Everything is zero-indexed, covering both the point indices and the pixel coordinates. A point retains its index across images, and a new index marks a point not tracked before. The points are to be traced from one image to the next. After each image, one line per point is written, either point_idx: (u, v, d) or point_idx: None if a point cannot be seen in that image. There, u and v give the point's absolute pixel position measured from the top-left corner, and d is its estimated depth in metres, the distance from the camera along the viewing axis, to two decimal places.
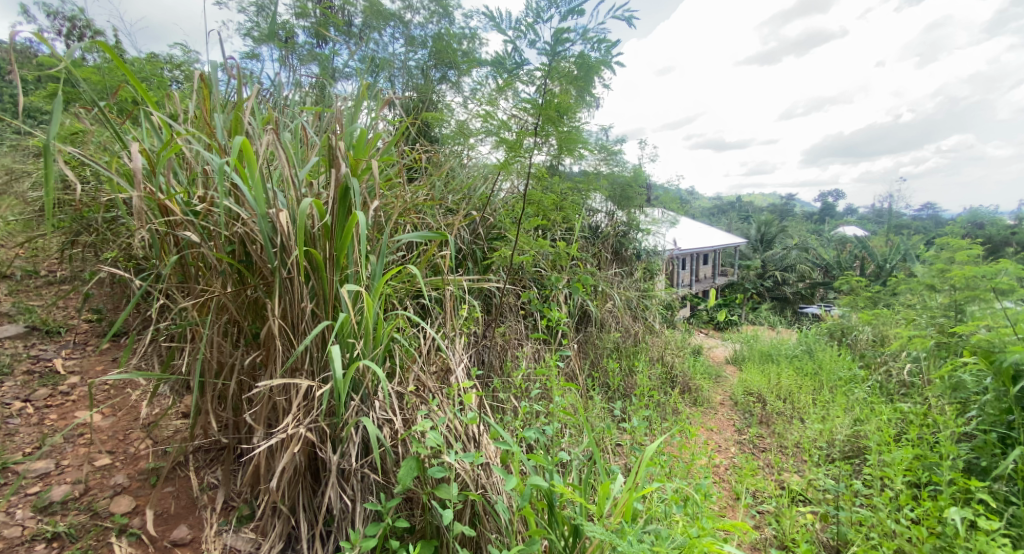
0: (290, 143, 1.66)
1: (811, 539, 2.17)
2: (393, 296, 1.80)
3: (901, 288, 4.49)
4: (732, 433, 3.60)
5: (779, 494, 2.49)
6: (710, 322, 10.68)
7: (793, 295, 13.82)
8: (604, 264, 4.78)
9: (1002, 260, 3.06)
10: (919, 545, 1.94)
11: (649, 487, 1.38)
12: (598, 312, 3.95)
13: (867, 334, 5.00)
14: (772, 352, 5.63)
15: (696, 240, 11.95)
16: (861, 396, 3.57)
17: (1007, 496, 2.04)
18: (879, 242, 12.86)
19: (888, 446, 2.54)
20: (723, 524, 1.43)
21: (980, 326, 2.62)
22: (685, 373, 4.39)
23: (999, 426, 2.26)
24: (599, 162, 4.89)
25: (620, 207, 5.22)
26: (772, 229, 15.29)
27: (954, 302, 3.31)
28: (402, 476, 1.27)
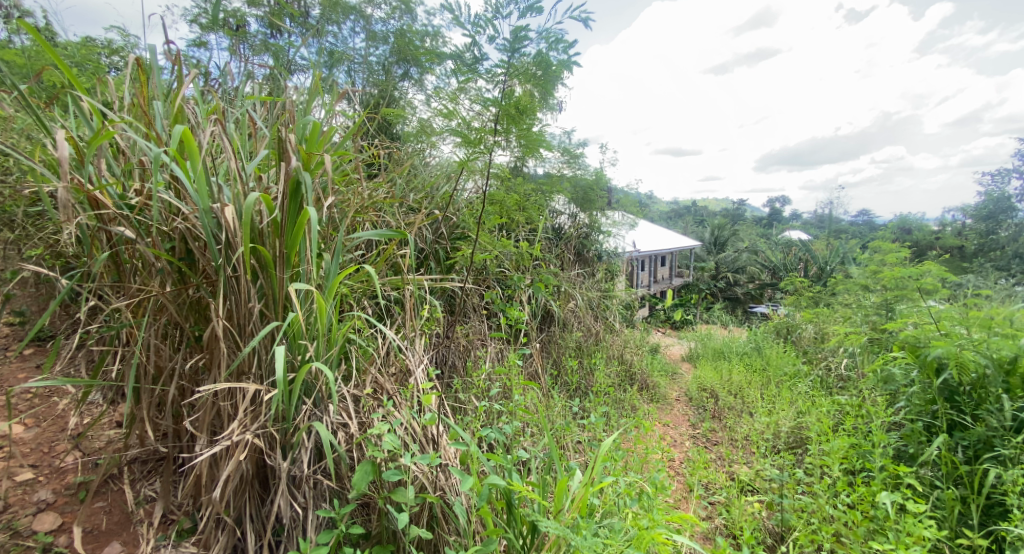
0: (237, 135, 1.58)
1: (759, 527, 2.29)
2: (350, 297, 1.75)
3: (839, 288, 4.81)
4: (687, 428, 3.74)
5: (729, 485, 2.62)
6: (667, 322, 11.08)
7: (744, 296, 14.52)
8: (567, 265, 4.84)
9: (925, 262, 3.33)
10: (853, 527, 2.08)
11: (605, 482, 1.41)
12: (560, 312, 4.00)
13: (810, 331, 5.33)
14: (724, 349, 5.89)
15: (654, 243, 12.32)
16: (804, 390, 3.80)
17: (931, 480, 2.21)
18: (820, 245, 13.72)
19: (827, 436, 2.71)
20: (674, 516, 1.47)
21: (908, 323, 2.85)
22: (644, 370, 4.52)
23: (924, 415, 2.45)
24: (563, 165, 5.19)
25: (582, 209, 5.30)
26: (724, 233, 16.02)
27: (885, 301, 3.57)
28: (357, 480, 1.23)
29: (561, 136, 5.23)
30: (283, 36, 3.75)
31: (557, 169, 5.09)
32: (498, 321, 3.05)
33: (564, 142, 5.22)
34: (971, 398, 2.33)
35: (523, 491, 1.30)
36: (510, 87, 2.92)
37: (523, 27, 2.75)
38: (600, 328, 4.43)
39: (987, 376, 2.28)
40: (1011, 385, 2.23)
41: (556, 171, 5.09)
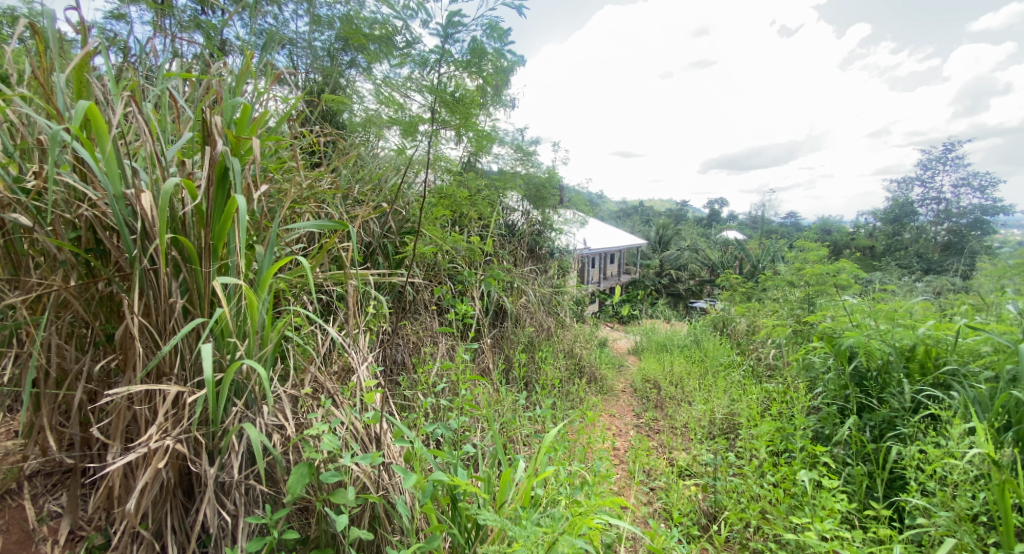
0: (156, 115, 1.45)
1: (694, 509, 2.42)
2: (287, 292, 1.66)
3: (768, 284, 5.17)
4: (632, 418, 3.89)
5: (669, 470, 2.76)
6: (615, 317, 11.49)
7: (686, 291, 15.25)
8: (519, 262, 4.87)
9: (841, 260, 3.65)
10: (777, 504, 2.24)
11: (547, 473, 1.44)
12: (512, 307, 4.03)
13: (743, 324, 5.70)
14: (666, 342, 6.16)
15: (603, 240, 12.67)
16: (737, 379, 4.06)
17: (844, 458, 2.43)
18: (754, 244, 14.69)
19: (756, 422, 2.91)
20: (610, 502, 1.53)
21: (826, 316, 3.11)
22: (593, 363, 4.65)
23: (838, 400, 2.69)
24: (516, 162, 5.21)
25: (535, 206, 5.34)
26: (668, 232, 16.79)
27: (807, 296, 3.88)
28: (292, 483, 1.17)
29: (513, 133, 5.24)
30: (216, 13, 3.49)
31: (509, 166, 5.10)
32: (447, 315, 3.02)
33: (517, 140, 5.24)
34: (876, 382, 2.60)
35: (466, 486, 1.30)
36: (446, 74, 2.98)
37: (456, 12, 2.79)
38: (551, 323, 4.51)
39: (890, 362, 2.54)
40: (910, 369, 2.49)
41: (509, 168, 5.09)
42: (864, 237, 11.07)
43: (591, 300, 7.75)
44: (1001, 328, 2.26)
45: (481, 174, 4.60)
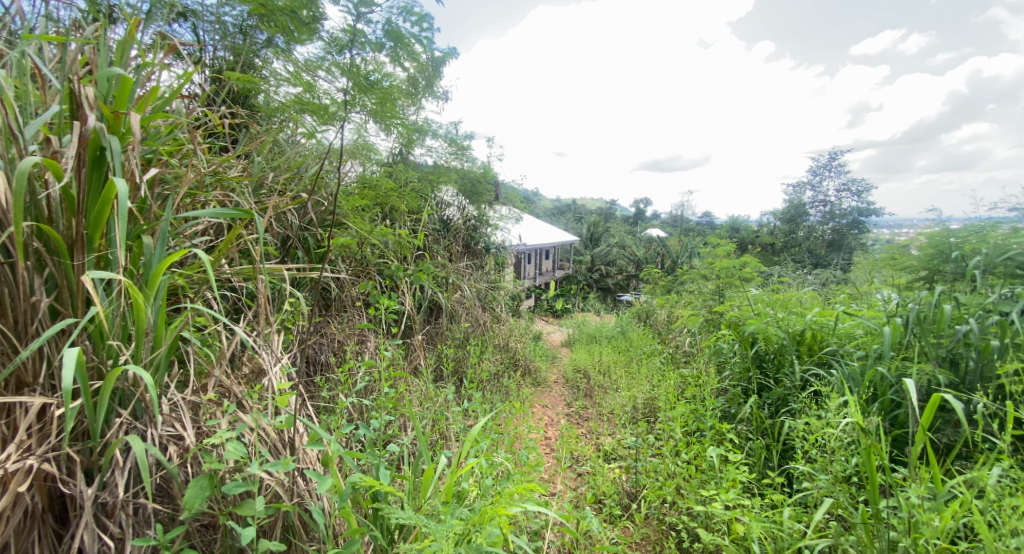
0: (12, 84, 1.25)
1: (618, 490, 2.57)
2: (186, 289, 1.51)
3: (686, 277, 5.55)
4: (563, 407, 4.02)
5: (595, 455, 2.90)
6: (549, 311, 11.85)
7: (614, 286, 15.98)
8: (455, 258, 4.83)
9: (745, 255, 4.03)
10: (690, 480, 2.42)
11: (470, 467, 1.44)
12: (445, 302, 3.99)
13: (663, 315, 6.10)
14: (596, 334, 6.42)
15: (538, 235, 12.91)
16: (657, 365, 4.35)
17: (746, 434, 2.69)
18: (674, 240, 15.75)
19: (673, 405, 3.14)
20: (516, 490, 1.52)
21: (733, 305, 3.42)
22: (527, 356, 4.73)
23: (742, 381, 2.98)
24: (450, 156, 5.08)
25: (470, 201, 5.26)
26: (599, 229, 17.55)
27: (718, 288, 4.23)
28: (188, 498, 1.07)
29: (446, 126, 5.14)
30: None
31: (442, 160, 5.00)
32: (369, 310, 2.88)
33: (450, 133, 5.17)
34: (772, 363, 2.90)
35: (385, 485, 1.26)
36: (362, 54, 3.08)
37: None
38: (489, 319, 4.58)
39: (784, 345, 2.84)
40: (800, 351, 2.79)
41: (442, 161, 4.99)
42: (766, 234, 12.29)
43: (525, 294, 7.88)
44: (870, 313, 2.61)
45: (412, 167, 4.48)
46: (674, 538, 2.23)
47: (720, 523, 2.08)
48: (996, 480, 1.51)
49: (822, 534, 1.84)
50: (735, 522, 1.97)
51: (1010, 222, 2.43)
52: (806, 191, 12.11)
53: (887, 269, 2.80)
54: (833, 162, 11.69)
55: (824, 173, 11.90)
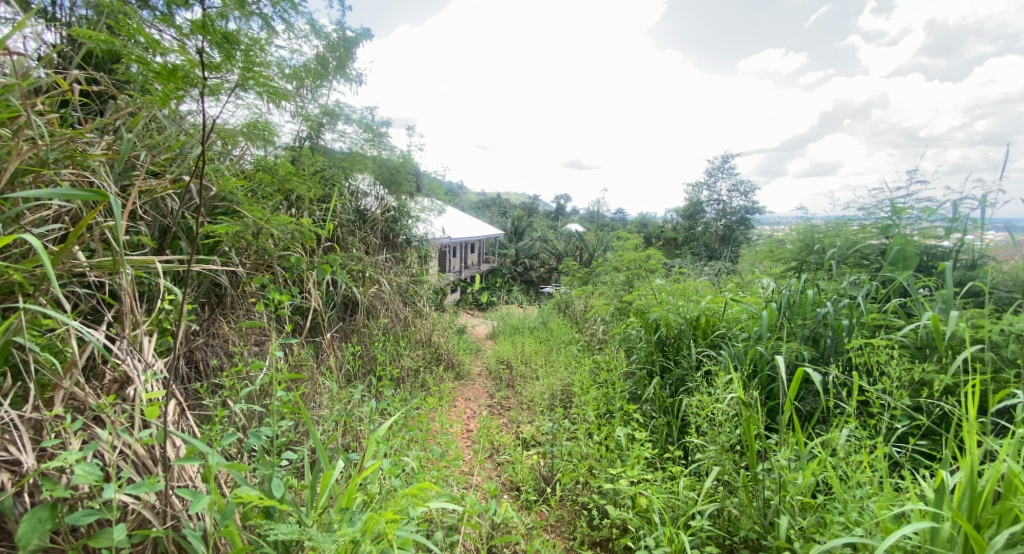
0: None
1: (534, 475, 2.66)
2: (24, 286, 1.28)
3: (600, 268, 5.82)
4: (485, 399, 4.05)
5: (513, 443, 2.96)
6: (473, 304, 11.90)
7: (537, 278, 16.37)
8: (372, 250, 4.62)
9: (651, 247, 4.32)
10: (601, 460, 2.55)
11: (372, 471, 1.38)
12: (360, 297, 3.80)
13: (580, 304, 6.37)
14: (519, 325, 6.52)
15: (461, 228, 12.78)
16: (574, 352, 4.54)
17: (650, 412, 2.90)
18: (591, 234, 16.52)
19: (587, 390, 3.29)
20: (407, 491, 1.41)
21: (641, 294, 3.65)
22: (449, 350, 4.68)
23: (647, 363, 3.20)
24: (366, 143, 4.62)
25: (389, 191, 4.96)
26: (522, 224, 17.90)
27: (628, 278, 4.51)
28: (20, 535, 0.91)
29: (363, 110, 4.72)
30: None
31: (359, 148, 4.57)
32: (258, 307, 2.47)
33: (365, 118, 4.68)
34: (672, 346, 3.14)
35: (275, 500, 1.16)
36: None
37: None
38: (408, 314, 4.46)
39: (682, 330, 3.09)
40: (696, 335, 3.07)
41: (359, 150, 4.57)
42: (672, 229, 13.31)
43: (448, 287, 7.80)
44: (752, 298, 2.93)
45: (320, 153, 4.17)
46: (586, 516, 2.35)
47: (625, 497, 2.22)
48: (845, 439, 1.77)
49: (710, 498, 2.04)
50: (639, 495, 2.11)
51: (858, 221, 2.83)
52: (704, 191, 13.29)
53: (767, 259, 3.19)
54: (725, 165, 12.95)
55: (720, 174, 13.13)
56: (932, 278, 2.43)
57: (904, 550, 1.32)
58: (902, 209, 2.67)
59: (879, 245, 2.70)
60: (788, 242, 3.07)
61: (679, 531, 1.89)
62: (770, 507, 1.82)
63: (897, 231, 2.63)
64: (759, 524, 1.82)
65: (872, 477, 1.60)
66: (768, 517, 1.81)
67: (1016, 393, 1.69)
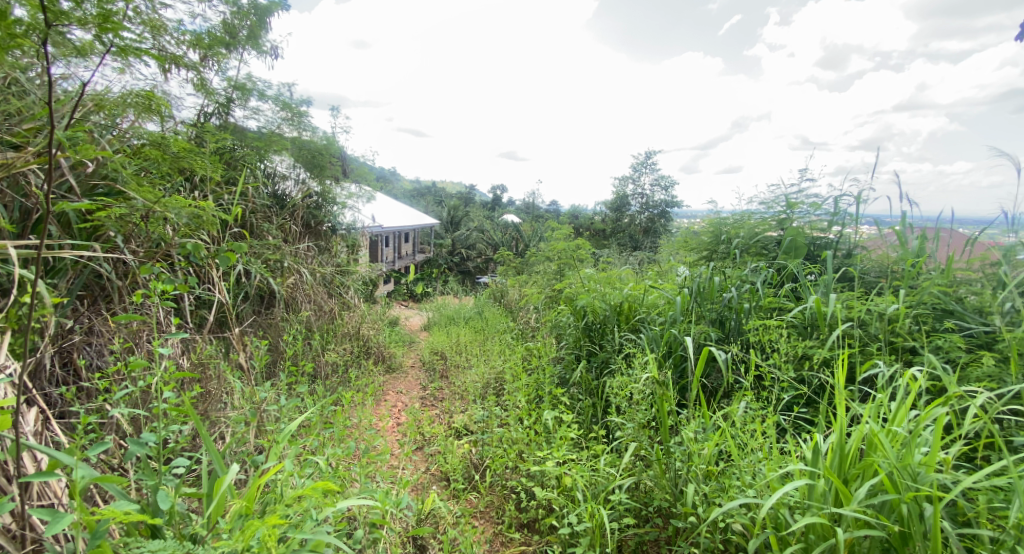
0: None
1: (465, 463, 2.67)
2: None
3: (533, 258, 5.90)
4: (418, 391, 3.97)
5: (444, 433, 2.95)
6: (408, 295, 11.62)
7: (473, 268, 16.30)
8: (291, 238, 4.31)
9: (580, 237, 4.46)
10: (529, 444, 2.60)
11: (273, 475, 1.31)
12: (277, 288, 3.55)
13: (514, 294, 6.44)
14: (454, 316, 6.45)
15: (393, 216, 12.35)
16: (506, 340, 4.58)
17: (577, 395, 3.01)
18: (526, 224, 16.73)
19: (517, 377, 3.34)
20: (313, 492, 1.33)
21: (571, 282, 3.77)
22: (379, 343, 4.52)
23: (575, 349, 3.32)
24: (284, 123, 4.23)
25: (312, 174, 4.61)
26: (457, 213, 17.71)
27: (558, 267, 4.62)
28: None
29: (280, 87, 4.32)
30: None
31: (276, 128, 4.18)
32: (135, 299, 1.99)
33: (283, 95, 4.27)
34: (598, 331, 3.28)
35: (154, 514, 1.05)
36: None
37: None
38: (334, 306, 4.24)
39: (607, 316, 3.23)
40: (619, 321, 3.22)
41: (276, 130, 4.18)
42: (601, 220, 13.84)
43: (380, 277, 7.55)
44: (668, 284, 3.13)
45: (229, 131, 3.78)
46: (514, 499, 2.38)
47: (551, 478, 2.28)
48: (742, 411, 1.95)
49: (628, 473, 2.15)
50: (564, 475, 2.18)
51: (759, 214, 3.09)
52: (630, 185, 13.96)
53: (682, 248, 3.42)
54: (649, 161, 13.68)
55: (645, 169, 13.82)
56: (817, 265, 2.73)
57: (787, 505, 1.49)
58: (794, 203, 2.92)
59: (775, 236, 3.00)
60: (700, 232, 3.31)
61: (599, 506, 1.98)
62: (680, 477, 1.95)
63: (790, 223, 2.91)
64: (670, 493, 1.95)
65: (764, 444, 1.78)
66: (678, 486, 1.94)
67: (877, 363, 1.95)
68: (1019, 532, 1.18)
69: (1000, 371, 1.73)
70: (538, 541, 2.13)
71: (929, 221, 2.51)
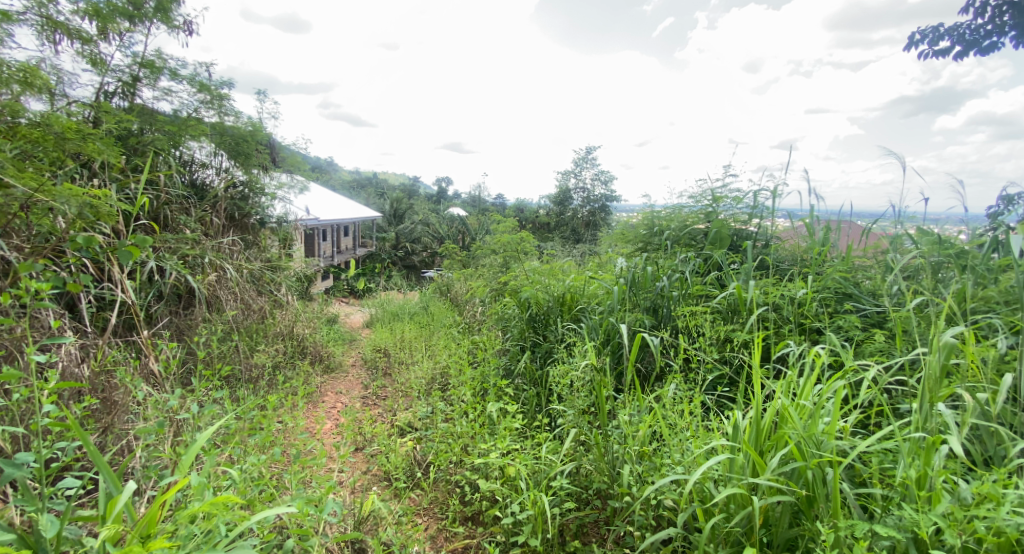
0: None
1: (408, 461, 2.61)
2: None
3: (478, 251, 5.86)
4: (359, 391, 3.83)
5: (386, 432, 2.86)
6: (350, 291, 11.18)
7: (419, 262, 15.96)
8: (213, 232, 3.97)
9: (523, 230, 4.48)
10: (473, 437, 2.58)
11: (178, 491, 1.21)
12: (198, 287, 3.27)
13: (460, 287, 6.36)
14: (398, 312, 6.27)
15: (331, 208, 11.82)
16: (452, 334, 4.53)
17: (521, 386, 3.04)
18: (471, 218, 16.60)
19: (462, 370, 3.31)
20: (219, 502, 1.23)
21: (515, 274, 3.78)
22: (316, 342, 4.30)
23: (520, 340, 3.34)
24: (202, 105, 3.87)
25: (237, 162, 4.27)
26: (401, 206, 17.25)
27: (503, 260, 4.63)
28: None
29: (196, 66, 3.95)
30: None
31: (193, 112, 3.81)
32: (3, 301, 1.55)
33: (200, 75, 3.91)
34: (542, 322, 3.32)
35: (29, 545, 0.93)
36: None
37: None
38: (264, 304, 3.97)
39: (550, 307, 3.28)
40: (562, 312, 3.28)
41: (193, 114, 3.82)
42: (546, 214, 14.05)
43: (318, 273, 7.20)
44: (606, 275, 3.23)
45: (135, 113, 3.41)
46: (458, 493, 2.36)
47: (494, 470, 2.28)
48: (672, 393, 2.05)
49: (569, 458, 2.20)
50: (507, 465, 2.19)
51: (688, 207, 3.26)
52: (572, 179, 14.27)
53: (618, 240, 3.53)
54: (591, 156, 14.06)
55: (586, 164, 14.19)
56: (739, 255, 2.92)
57: (712, 478, 1.59)
58: (720, 197, 3.10)
59: (702, 228, 3.17)
60: (635, 224, 3.46)
61: (541, 493, 2.00)
62: (617, 459, 2.02)
63: (715, 216, 3.11)
64: (608, 475, 2.02)
65: (691, 423, 1.88)
66: (615, 468, 2.01)
67: (789, 344, 2.12)
68: (903, 489, 1.32)
69: (889, 346, 1.94)
70: (482, 532, 2.13)
71: (832, 213, 2.76)
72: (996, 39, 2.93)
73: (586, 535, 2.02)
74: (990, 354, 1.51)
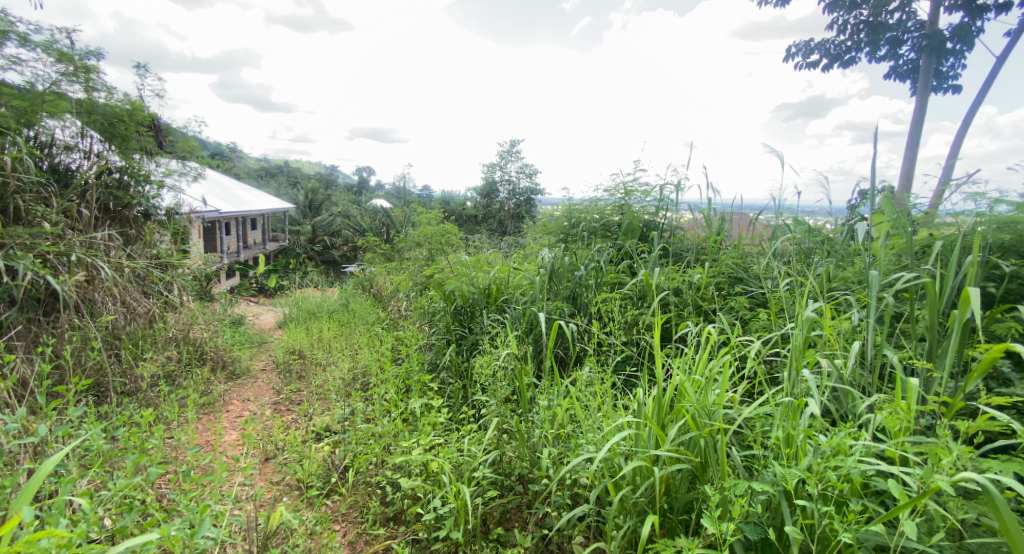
0: None
1: (324, 466, 2.47)
2: None
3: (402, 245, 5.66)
4: (270, 397, 3.55)
5: (300, 437, 2.69)
6: (260, 289, 10.32)
7: (339, 257, 15.14)
8: (82, 225, 3.42)
9: (447, 222, 4.40)
10: (395, 436, 2.50)
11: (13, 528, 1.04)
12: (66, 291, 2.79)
13: (383, 282, 6.12)
14: (315, 310, 5.89)
15: (236, 199, 10.82)
16: (375, 331, 4.34)
17: (445, 380, 2.99)
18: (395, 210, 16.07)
19: (384, 368, 3.20)
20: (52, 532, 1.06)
21: (439, 267, 3.72)
22: (217, 347, 3.90)
23: (445, 334, 3.30)
24: (64, 77, 3.28)
25: (111, 145, 3.71)
26: (318, 197, 16.22)
27: (428, 253, 4.53)
28: None
29: (55, 32, 3.36)
30: None
31: (51, 86, 3.23)
32: None
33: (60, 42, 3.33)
34: (467, 314, 3.31)
35: None
36: None
37: None
38: (151, 306, 3.53)
39: (475, 299, 3.27)
40: (486, 303, 3.28)
41: (53, 88, 3.24)
42: (472, 206, 14.04)
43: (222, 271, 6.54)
44: (528, 265, 3.28)
45: None
46: (379, 494, 2.28)
47: (415, 466, 2.23)
48: (586, 377, 2.14)
49: (492, 447, 2.21)
50: (429, 461, 2.15)
51: (603, 200, 3.37)
52: (497, 172, 14.35)
53: (539, 231, 3.60)
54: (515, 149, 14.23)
55: (511, 157, 14.38)
56: (647, 244, 3.11)
57: (621, 453, 1.69)
58: (631, 191, 3.24)
59: (616, 219, 3.33)
60: (556, 217, 3.50)
61: (463, 486, 1.99)
62: (537, 443, 2.07)
63: (627, 209, 3.24)
64: (528, 460, 2.06)
65: (602, 403, 1.98)
66: (534, 453, 2.06)
67: (688, 324, 2.30)
68: (777, 447, 1.50)
69: (770, 323, 2.18)
70: (403, 531, 2.07)
71: (727, 205, 3.03)
72: (853, 55, 3.39)
73: (509, 520, 2.05)
74: (843, 326, 1.75)
